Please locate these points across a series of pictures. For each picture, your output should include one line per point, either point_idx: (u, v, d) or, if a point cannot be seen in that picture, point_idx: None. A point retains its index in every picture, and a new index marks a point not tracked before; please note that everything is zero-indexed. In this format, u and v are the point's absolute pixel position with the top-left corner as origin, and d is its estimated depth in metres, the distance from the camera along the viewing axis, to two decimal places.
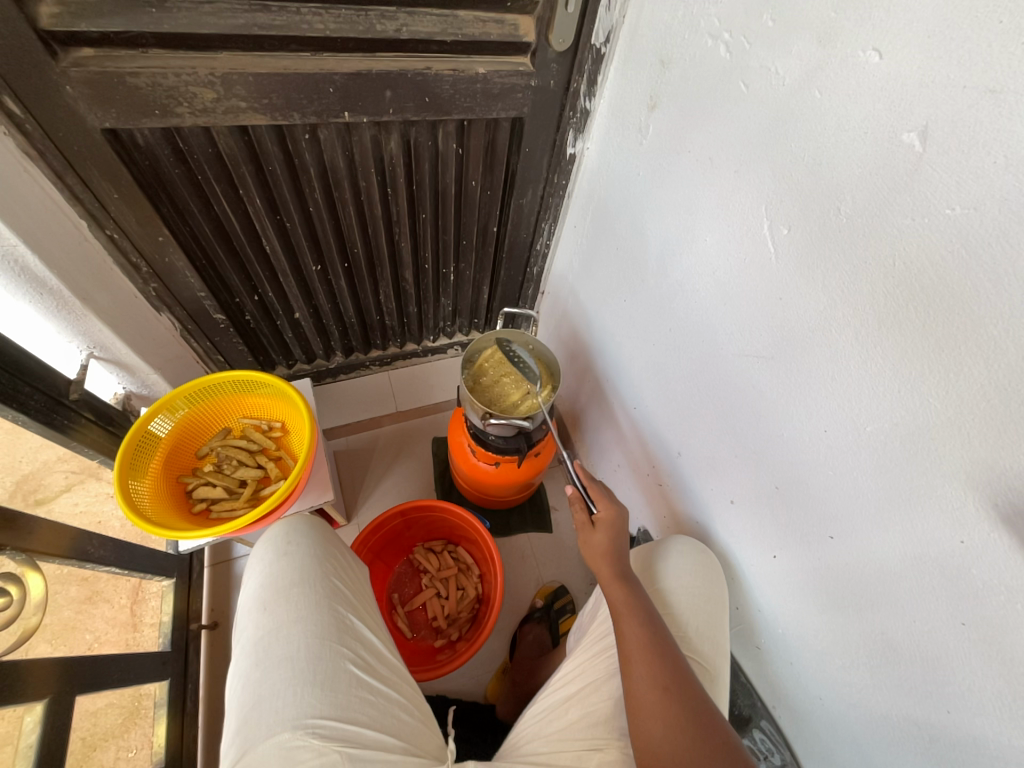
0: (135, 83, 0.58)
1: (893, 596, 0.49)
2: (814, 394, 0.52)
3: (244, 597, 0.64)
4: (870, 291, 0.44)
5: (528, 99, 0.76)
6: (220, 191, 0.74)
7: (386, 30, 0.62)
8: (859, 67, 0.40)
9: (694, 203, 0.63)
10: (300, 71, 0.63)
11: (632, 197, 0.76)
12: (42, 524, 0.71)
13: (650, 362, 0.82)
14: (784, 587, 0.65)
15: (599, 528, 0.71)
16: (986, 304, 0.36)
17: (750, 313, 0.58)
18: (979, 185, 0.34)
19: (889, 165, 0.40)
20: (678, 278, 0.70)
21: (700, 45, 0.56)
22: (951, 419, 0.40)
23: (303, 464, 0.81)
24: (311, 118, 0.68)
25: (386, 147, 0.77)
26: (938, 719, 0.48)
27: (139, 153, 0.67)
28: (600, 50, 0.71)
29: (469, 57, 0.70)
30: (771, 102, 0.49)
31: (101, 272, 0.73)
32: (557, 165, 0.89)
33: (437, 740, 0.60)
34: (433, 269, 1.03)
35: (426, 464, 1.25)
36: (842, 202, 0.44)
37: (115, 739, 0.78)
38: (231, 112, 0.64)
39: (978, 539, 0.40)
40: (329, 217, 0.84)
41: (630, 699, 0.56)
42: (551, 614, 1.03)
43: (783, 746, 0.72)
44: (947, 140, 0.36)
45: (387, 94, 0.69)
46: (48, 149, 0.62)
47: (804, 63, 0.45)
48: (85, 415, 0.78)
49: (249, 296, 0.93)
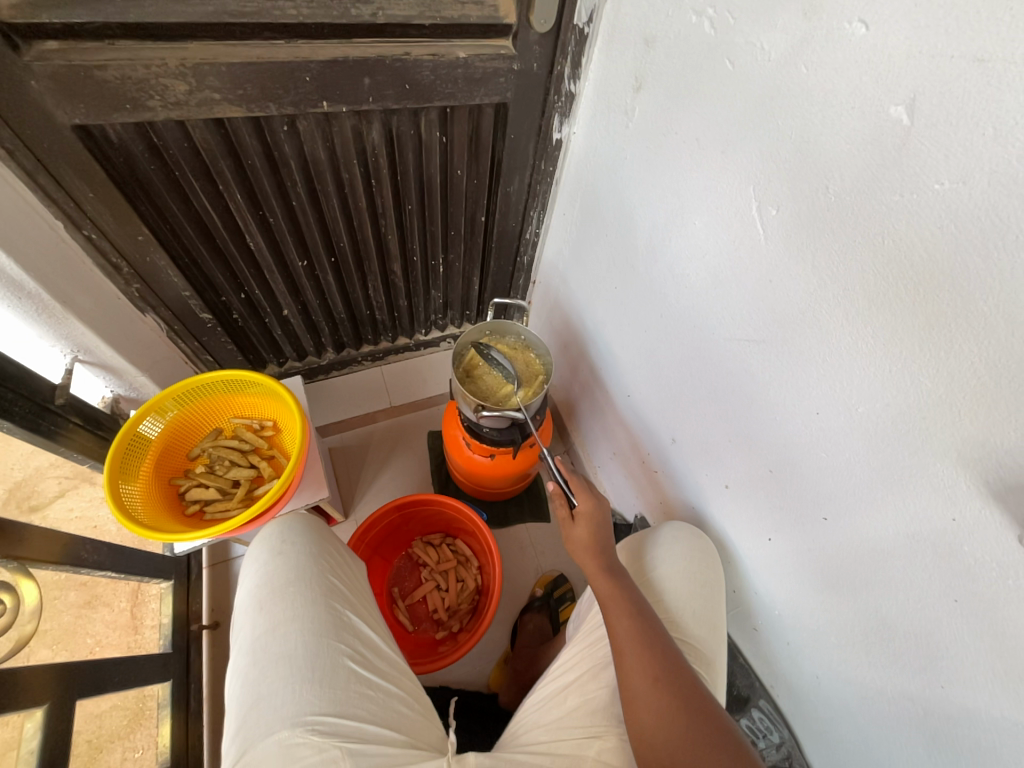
0: (104, 76, 0.57)
1: (887, 577, 0.49)
2: (806, 376, 0.51)
3: (240, 596, 0.64)
4: (860, 270, 0.43)
5: (511, 84, 0.74)
6: (199, 187, 0.72)
7: (361, 15, 0.60)
8: (844, 39, 0.39)
9: (682, 187, 0.62)
10: (274, 60, 0.61)
11: (619, 181, 0.75)
12: (34, 532, 0.70)
13: (642, 349, 0.81)
14: (779, 570, 0.65)
15: (580, 522, 0.71)
16: (975, 280, 0.35)
17: (740, 296, 0.57)
18: (968, 158, 0.34)
19: (877, 140, 0.39)
20: (668, 263, 0.69)
21: (684, 22, 0.55)
22: (943, 398, 0.40)
23: (296, 462, 0.80)
24: (288, 109, 0.66)
25: (368, 138, 0.76)
26: (934, 696, 0.48)
27: (113, 150, 0.65)
28: (583, 31, 0.69)
29: (449, 41, 0.68)
30: (757, 80, 0.48)
31: (81, 275, 0.72)
32: (543, 150, 0.87)
33: (438, 732, 0.61)
34: (422, 261, 1.02)
35: (422, 458, 1.25)
36: (830, 180, 0.43)
37: (121, 740, 0.79)
38: (205, 105, 0.62)
39: (970, 516, 0.40)
40: (313, 212, 0.83)
41: (624, 690, 0.56)
42: (551, 603, 1.03)
43: (783, 725, 0.73)
44: (936, 111, 0.35)
45: (366, 82, 0.67)
46: (18, 148, 0.60)
47: (790, 38, 0.44)
48: (73, 420, 0.77)
49: (235, 294, 0.92)
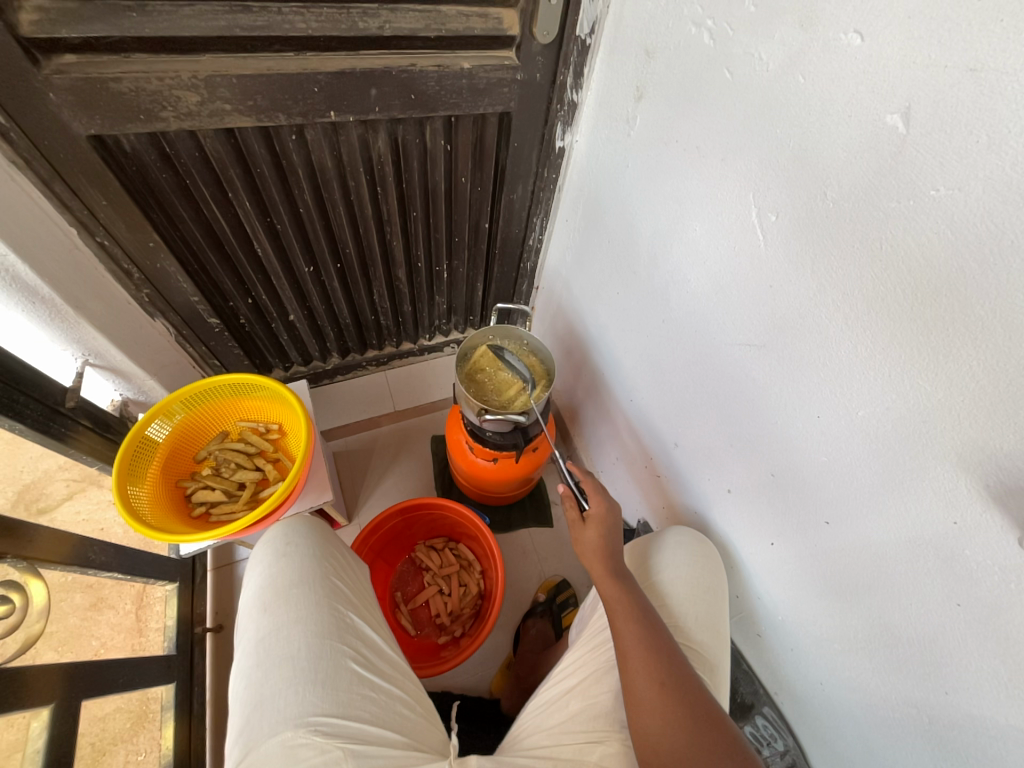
0: (119, 88, 0.58)
1: (889, 582, 0.49)
2: (807, 381, 0.52)
3: (245, 597, 0.65)
4: (859, 276, 0.44)
5: (515, 94, 0.76)
6: (209, 195, 0.74)
7: (369, 27, 0.62)
8: (840, 50, 0.40)
9: (683, 195, 0.63)
10: (284, 72, 0.62)
11: (621, 189, 0.76)
12: (42, 533, 0.71)
13: (645, 354, 0.82)
14: (782, 575, 0.65)
15: (591, 524, 0.72)
16: (972, 286, 0.36)
17: (741, 302, 0.58)
18: (963, 165, 0.34)
19: (875, 147, 0.39)
20: (669, 270, 0.70)
21: (684, 33, 0.56)
22: (942, 402, 0.40)
23: (300, 464, 0.81)
24: (297, 119, 0.68)
25: (374, 146, 0.77)
26: (936, 701, 0.48)
27: (127, 159, 0.67)
28: (586, 42, 0.71)
29: (453, 53, 0.69)
30: (755, 90, 0.49)
31: (93, 280, 0.74)
32: (546, 159, 0.89)
33: (440, 735, 0.61)
34: (427, 267, 1.03)
35: (425, 463, 1.26)
36: (828, 186, 0.44)
37: (124, 742, 0.79)
38: (216, 115, 0.64)
39: (970, 519, 0.40)
40: (320, 218, 0.84)
41: (629, 694, 0.56)
42: (553, 608, 1.03)
43: (786, 732, 0.73)
44: (931, 120, 0.35)
45: (373, 92, 0.69)
46: (35, 157, 0.61)
47: (787, 48, 0.44)
48: (82, 423, 0.79)
49: (242, 299, 0.93)
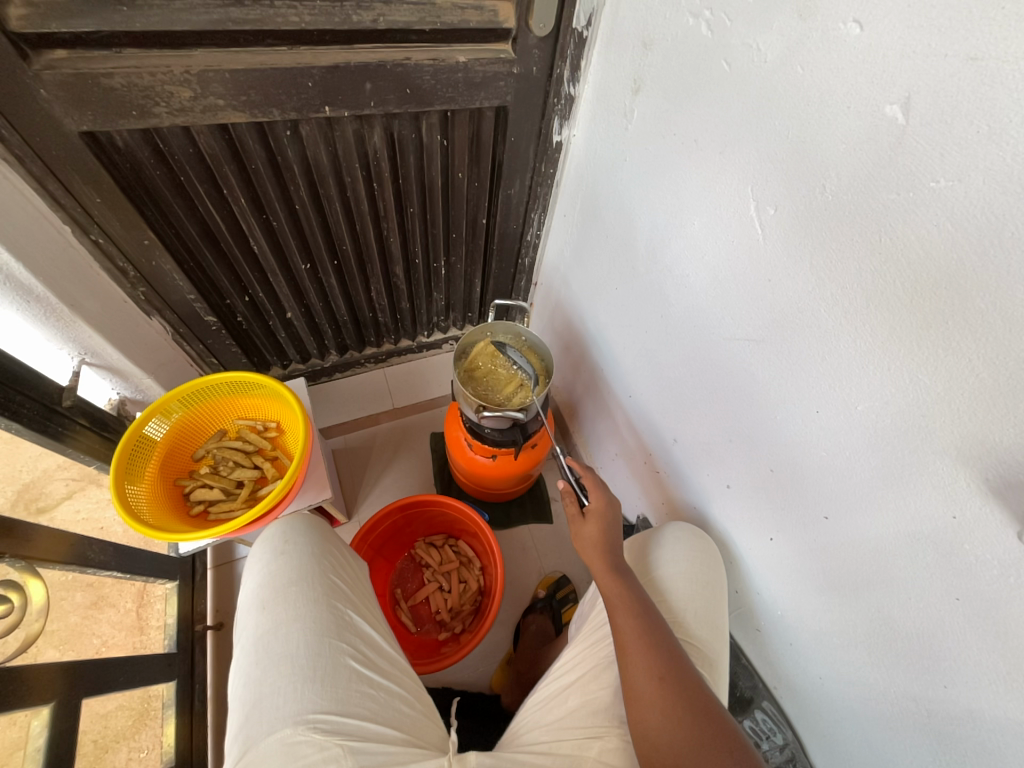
0: (111, 84, 0.58)
1: (889, 578, 0.49)
2: (808, 375, 0.51)
3: (245, 594, 0.64)
4: (859, 269, 0.43)
5: (510, 87, 0.75)
6: (203, 192, 0.73)
7: (362, 20, 0.61)
8: (839, 40, 0.39)
9: (681, 188, 0.62)
10: (277, 66, 0.62)
11: (620, 183, 0.75)
12: (41, 532, 0.71)
13: (644, 350, 0.82)
14: (781, 570, 0.65)
15: (590, 519, 0.72)
16: (973, 277, 0.35)
17: (741, 297, 0.57)
18: (963, 157, 0.34)
19: (875, 140, 0.39)
20: (668, 265, 0.69)
21: (681, 24, 0.55)
22: (942, 397, 0.40)
23: (298, 463, 0.80)
24: (291, 114, 0.67)
25: (369, 141, 0.77)
26: (935, 695, 0.48)
27: (119, 155, 0.66)
28: (582, 34, 0.70)
29: (448, 46, 0.69)
30: (753, 80, 0.48)
31: (88, 279, 0.73)
32: (544, 153, 0.88)
33: (439, 730, 0.61)
34: (424, 263, 1.03)
35: (424, 460, 1.26)
36: (827, 179, 0.44)
37: (127, 740, 0.79)
38: (209, 110, 0.63)
39: (970, 512, 0.40)
40: (317, 215, 0.84)
41: (628, 687, 0.56)
42: (553, 603, 1.03)
43: (786, 726, 0.73)
44: (931, 110, 0.35)
45: (368, 87, 0.68)
46: (27, 154, 0.61)
47: (786, 39, 0.44)
48: (80, 422, 0.79)
49: (240, 297, 0.92)
